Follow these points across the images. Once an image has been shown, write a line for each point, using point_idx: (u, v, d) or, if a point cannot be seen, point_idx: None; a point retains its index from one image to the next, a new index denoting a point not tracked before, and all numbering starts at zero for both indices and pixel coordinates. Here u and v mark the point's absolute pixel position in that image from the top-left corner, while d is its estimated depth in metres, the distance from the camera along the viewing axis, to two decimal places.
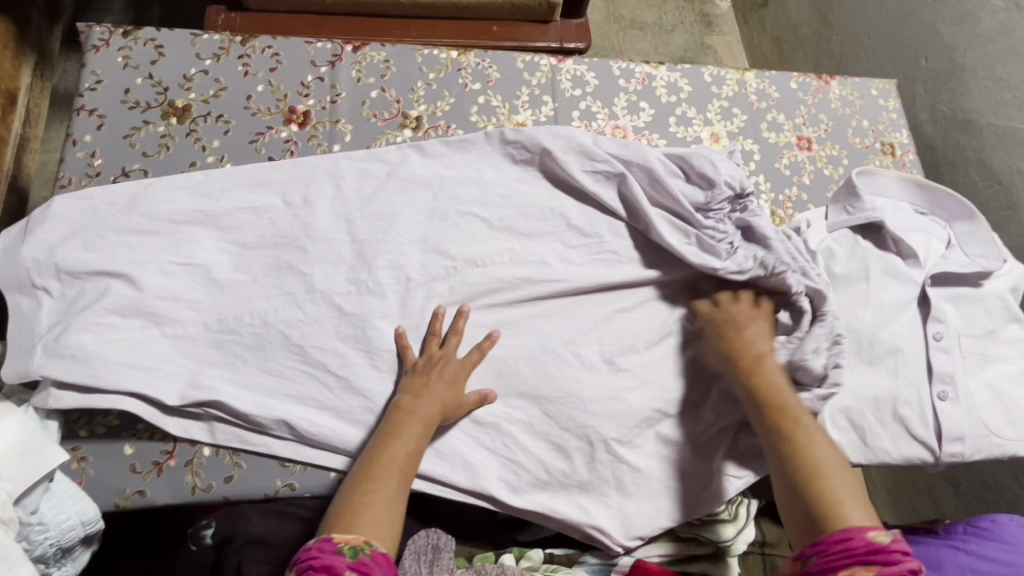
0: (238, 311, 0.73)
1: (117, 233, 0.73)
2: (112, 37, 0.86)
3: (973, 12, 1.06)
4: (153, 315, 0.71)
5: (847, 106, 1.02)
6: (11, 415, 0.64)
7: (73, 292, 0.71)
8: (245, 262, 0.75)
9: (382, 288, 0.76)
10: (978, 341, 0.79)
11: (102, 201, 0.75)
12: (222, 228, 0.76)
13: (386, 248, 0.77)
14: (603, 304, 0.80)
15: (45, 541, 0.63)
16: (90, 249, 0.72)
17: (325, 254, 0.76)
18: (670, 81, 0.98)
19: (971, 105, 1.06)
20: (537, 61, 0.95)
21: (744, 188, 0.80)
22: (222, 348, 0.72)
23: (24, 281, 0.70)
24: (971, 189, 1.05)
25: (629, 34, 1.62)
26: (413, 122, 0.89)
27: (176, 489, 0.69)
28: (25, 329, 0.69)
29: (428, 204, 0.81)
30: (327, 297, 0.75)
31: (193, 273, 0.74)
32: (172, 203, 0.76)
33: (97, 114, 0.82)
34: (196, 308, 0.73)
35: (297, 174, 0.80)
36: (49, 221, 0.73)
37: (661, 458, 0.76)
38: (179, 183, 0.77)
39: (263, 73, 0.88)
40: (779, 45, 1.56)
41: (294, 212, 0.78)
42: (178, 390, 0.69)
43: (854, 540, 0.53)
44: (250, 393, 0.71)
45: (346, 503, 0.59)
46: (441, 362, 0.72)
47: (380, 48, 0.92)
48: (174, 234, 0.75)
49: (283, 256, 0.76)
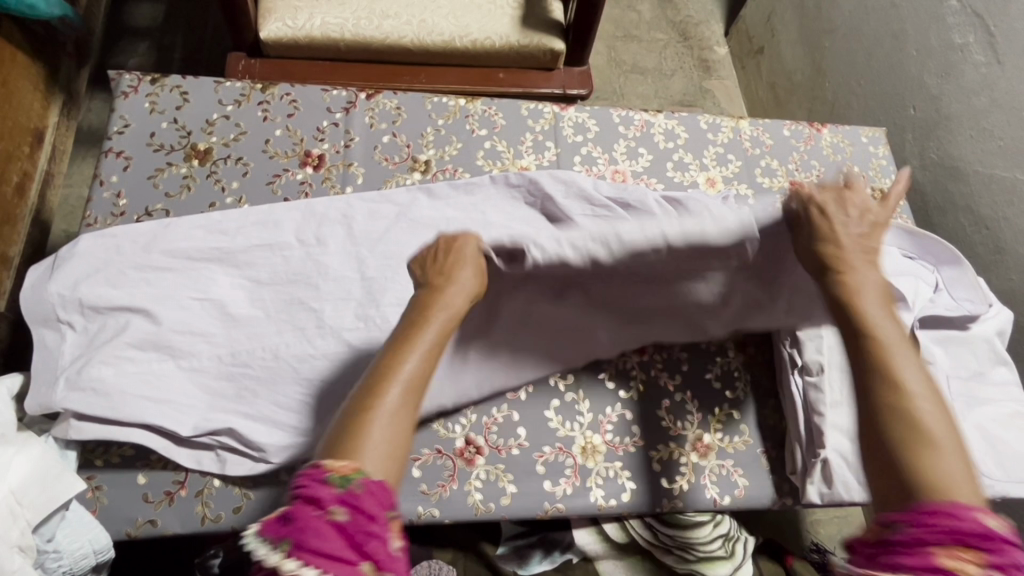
0: (251, 346, 0.76)
1: (138, 270, 0.77)
2: (140, 84, 0.91)
3: (957, 65, 1.11)
4: (170, 349, 0.74)
5: (838, 152, 1.07)
6: (33, 444, 0.66)
7: (95, 327, 0.74)
8: (260, 298, 0.79)
9: (389, 324, 0.79)
10: (965, 382, 0.81)
11: (124, 238, 0.79)
12: (238, 265, 0.80)
13: (395, 286, 0.81)
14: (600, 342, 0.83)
15: (58, 568, 0.65)
16: (112, 285, 0.76)
17: (335, 290, 0.80)
18: (667, 128, 1.03)
19: (958, 152, 1.10)
20: (541, 108, 1.00)
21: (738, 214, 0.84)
22: (235, 382, 0.75)
23: (49, 316, 0.74)
24: (960, 233, 1.09)
25: (629, 78, 1.69)
26: (422, 165, 0.93)
27: (186, 519, 0.71)
28: (48, 361, 0.72)
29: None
30: (337, 333, 0.78)
31: (209, 308, 0.77)
32: (191, 240, 0.80)
33: (124, 156, 0.87)
34: (212, 342, 0.76)
35: (310, 214, 0.84)
36: (75, 258, 0.76)
37: (657, 491, 0.78)
38: (198, 222, 0.81)
39: (281, 118, 0.93)
40: (775, 90, 1.61)
41: (308, 251, 0.82)
42: (192, 420, 0.72)
43: (965, 521, 0.44)
44: (262, 423, 0.74)
45: (353, 414, 0.50)
46: (466, 254, 0.64)
47: (392, 95, 0.97)
48: (192, 271, 0.78)
49: (294, 292, 0.80)
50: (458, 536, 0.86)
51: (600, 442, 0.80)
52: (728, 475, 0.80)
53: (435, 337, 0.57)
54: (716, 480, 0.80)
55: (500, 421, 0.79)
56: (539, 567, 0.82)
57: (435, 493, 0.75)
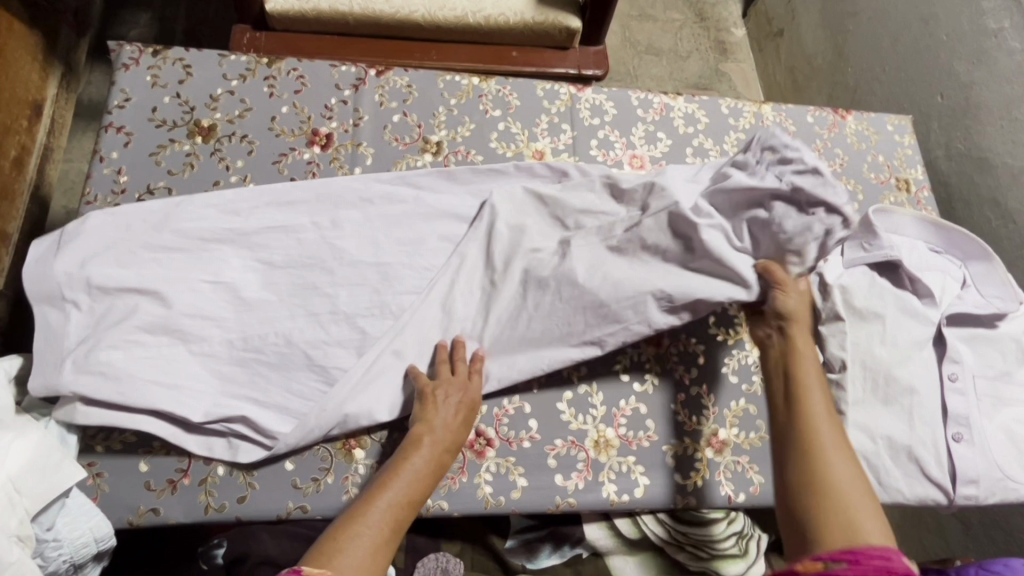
0: (262, 331, 0.74)
1: (150, 250, 0.74)
2: (142, 56, 0.88)
3: (990, 52, 1.07)
4: (180, 333, 0.72)
5: (863, 140, 1.03)
6: (31, 430, 0.64)
7: (102, 308, 0.71)
8: (272, 281, 0.76)
9: (404, 310, 0.77)
10: (992, 382, 0.79)
11: (135, 217, 0.76)
12: (250, 247, 0.77)
13: (411, 274, 0.79)
14: (617, 330, 0.74)
15: (58, 557, 0.63)
16: (122, 266, 0.73)
17: (349, 276, 0.78)
18: (687, 112, 0.99)
19: (987, 143, 1.06)
20: (557, 89, 0.97)
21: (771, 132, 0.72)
22: (247, 366, 0.73)
23: (54, 295, 0.71)
24: (985, 226, 1.06)
25: (644, 59, 1.64)
26: (433, 147, 0.90)
27: (190, 508, 0.69)
28: (52, 342, 0.70)
29: (453, 233, 0.82)
30: (351, 320, 0.76)
31: (222, 292, 0.75)
32: (202, 220, 0.77)
33: (124, 132, 0.83)
34: (222, 325, 0.74)
35: (324, 196, 0.81)
36: (83, 236, 0.73)
37: (671, 487, 0.77)
38: (209, 200, 0.78)
39: (288, 94, 0.89)
40: (794, 75, 1.56)
41: (322, 233, 0.79)
42: (203, 406, 0.70)
43: (895, 561, 0.46)
44: (276, 412, 0.72)
45: (329, 543, 0.54)
46: (456, 392, 0.71)
47: (403, 73, 0.94)
48: (204, 252, 0.76)
49: (307, 276, 0.77)
50: (464, 527, 0.86)
51: (613, 436, 0.78)
52: (744, 472, 0.79)
53: (415, 481, 0.63)
54: (731, 477, 0.78)
55: (512, 413, 0.77)
56: (546, 561, 0.83)
57: (444, 487, 0.73)
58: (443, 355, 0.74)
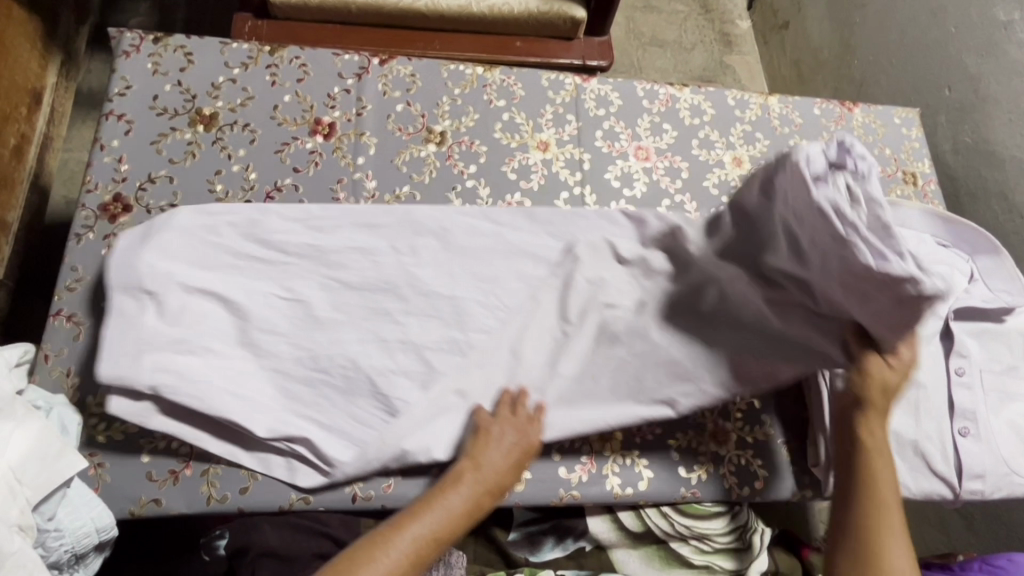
0: (331, 351, 0.72)
1: (231, 255, 0.73)
2: (142, 44, 0.87)
3: (1000, 45, 1.06)
4: (253, 347, 0.71)
5: (870, 133, 1.02)
6: (33, 419, 0.63)
7: (178, 306, 0.70)
8: (343, 302, 0.74)
9: (437, 306, 0.75)
10: (999, 377, 0.78)
11: (222, 219, 0.75)
12: (328, 265, 0.75)
13: (484, 312, 0.75)
14: (690, 391, 0.74)
15: (60, 548, 0.63)
16: (205, 268, 0.72)
17: (422, 306, 0.75)
18: (693, 103, 0.98)
19: (995, 137, 1.06)
20: (562, 79, 0.96)
21: (817, 205, 0.60)
22: (314, 388, 0.71)
23: (134, 285, 0.69)
24: (991, 221, 1.05)
25: (648, 51, 1.63)
26: (437, 137, 0.89)
27: (192, 499, 0.68)
28: (128, 333, 0.68)
29: (532, 273, 0.78)
30: (418, 350, 0.73)
31: (296, 309, 0.73)
32: (288, 234, 0.75)
33: (125, 120, 0.83)
34: (292, 341, 0.72)
35: (406, 220, 0.78)
36: (168, 230, 0.72)
37: (674, 481, 0.76)
38: (294, 214, 0.76)
39: (291, 83, 0.88)
40: (799, 68, 1.55)
41: (401, 259, 0.76)
42: (268, 422, 0.69)
43: None
44: (338, 437, 0.70)
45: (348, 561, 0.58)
46: (512, 433, 0.70)
47: (407, 62, 0.93)
48: (279, 267, 0.74)
49: (379, 301, 0.74)
50: None
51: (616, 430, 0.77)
52: (747, 466, 0.78)
53: (450, 519, 0.64)
54: (735, 470, 0.78)
55: None
56: (551, 555, 0.82)
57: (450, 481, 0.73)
58: (505, 397, 0.72)
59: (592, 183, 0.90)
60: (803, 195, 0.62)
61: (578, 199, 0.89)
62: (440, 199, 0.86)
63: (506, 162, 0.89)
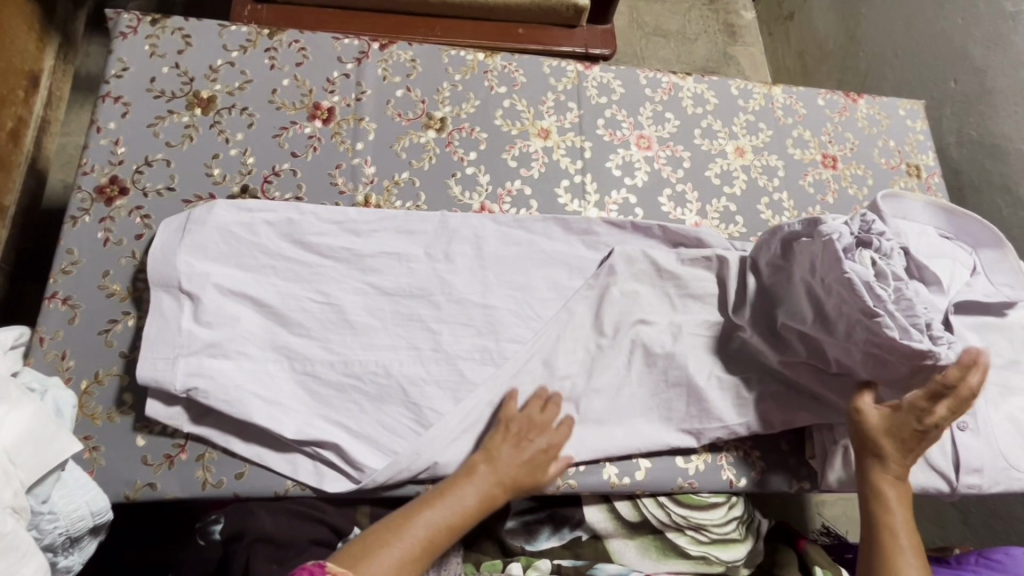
0: (365, 358, 0.73)
1: (268, 255, 0.75)
2: (140, 25, 0.86)
3: (1007, 36, 1.05)
4: (288, 351, 0.72)
5: (874, 125, 1.01)
6: (28, 402, 0.62)
7: (212, 305, 0.71)
8: (377, 308, 0.75)
9: (438, 300, 0.76)
10: (1000, 372, 0.78)
11: (260, 216, 0.76)
12: (365, 269, 0.76)
13: (517, 321, 0.77)
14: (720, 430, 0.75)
15: (54, 530, 0.62)
16: (242, 268, 0.74)
17: (456, 314, 0.76)
18: (696, 92, 0.97)
19: (1001, 129, 1.05)
20: (564, 66, 0.95)
21: (845, 276, 0.66)
22: (344, 393, 0.72)
23: (171, 283, 0.71)
24: (995, 215, 1.04)
25: (651, 41, 1.61)
26: (437, 123, 0.88)
27: (187, 483, 0.68)
28: (164, 329, 0.69)
29: (565, 284, 0.80)
30: (452, 361, 0.74)
31: (329, 312, 0.74)
32: (324, 235, 0.77)
33: (122, 102, 0.82)
34: (327, 347, 0.73)
35: (442, 229, 0.80)
36: (205, 226, 0.73)
37: (672, 470, 0.77)
38: (331, 216, 0.78)
39: (289, 67, 0.87)
40: (803, 58, 1.54)
41: (435, 266, 0.78)
42: (296, 424, 0.69)
43: None
44: (330, 422, 0.71)
45: (365, 546, 0.59)
46: (533, 427, 0.71)
47: (407, 47, 0.92)
48: (313, 269, 0.75)
49: (414, 310, 0.76)
50: None
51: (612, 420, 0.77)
52: (746, 457, 0.78)
53: (465, 511, 0.64)
54: (733, 460, 0.78)
55: None
56: (546, 544, 0.79)
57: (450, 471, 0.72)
58: (540, 393, 0.73)
59: (593, 172, 0.90)
60: (834, 268, 0.68)
61: (579, 187, 0.89)
62: (440, 185, 0.85)
63: (506, 150, 0.88)
